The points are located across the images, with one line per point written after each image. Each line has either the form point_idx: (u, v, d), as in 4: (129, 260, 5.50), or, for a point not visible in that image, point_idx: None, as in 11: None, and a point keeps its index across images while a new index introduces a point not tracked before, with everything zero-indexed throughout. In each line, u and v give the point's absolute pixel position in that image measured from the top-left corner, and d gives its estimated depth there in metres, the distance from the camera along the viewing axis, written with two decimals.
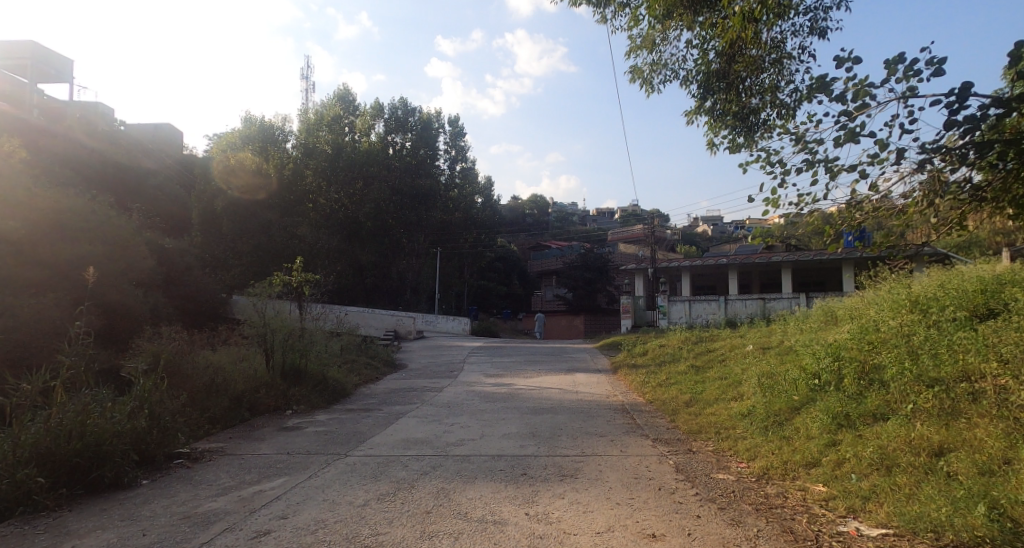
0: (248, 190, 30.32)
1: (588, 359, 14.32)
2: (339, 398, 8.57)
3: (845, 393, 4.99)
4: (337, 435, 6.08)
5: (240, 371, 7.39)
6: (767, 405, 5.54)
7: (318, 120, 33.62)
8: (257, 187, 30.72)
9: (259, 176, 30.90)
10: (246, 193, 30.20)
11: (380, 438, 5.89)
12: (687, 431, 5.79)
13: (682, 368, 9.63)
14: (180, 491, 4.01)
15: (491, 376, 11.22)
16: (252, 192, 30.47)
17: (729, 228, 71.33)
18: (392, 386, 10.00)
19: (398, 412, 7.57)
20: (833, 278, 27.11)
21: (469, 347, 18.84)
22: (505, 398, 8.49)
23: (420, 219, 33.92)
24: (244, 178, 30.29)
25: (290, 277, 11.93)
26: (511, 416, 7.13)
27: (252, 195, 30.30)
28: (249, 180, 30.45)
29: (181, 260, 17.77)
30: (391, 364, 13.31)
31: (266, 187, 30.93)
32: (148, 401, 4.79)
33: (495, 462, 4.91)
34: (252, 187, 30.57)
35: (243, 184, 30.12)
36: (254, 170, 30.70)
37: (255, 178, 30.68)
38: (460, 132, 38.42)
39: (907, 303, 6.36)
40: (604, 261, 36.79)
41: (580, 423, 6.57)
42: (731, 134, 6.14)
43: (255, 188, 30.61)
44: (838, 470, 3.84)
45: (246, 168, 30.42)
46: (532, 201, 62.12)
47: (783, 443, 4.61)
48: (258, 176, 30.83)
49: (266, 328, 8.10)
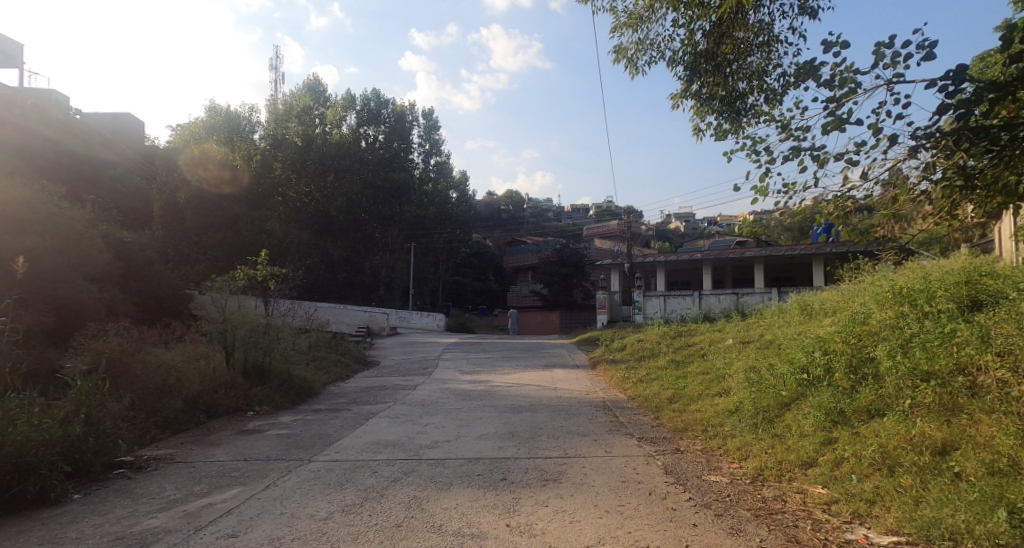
0: (216, 183, 29.35)
1: (565, 355, 14.10)
2: (306, 397, 8.12)
3: (837, 389, 4.78)
4: (302, 438, 5.66)
5: (196, 370, 6.87)
6: (755, 401, 5.35)
7: (287, 111, 32.65)
8: (230, 180, 29.65)
9: (230, 171, 29.58)
10: (216, 187, 29.30)
11: (347, 441, 5.49)
12: (673, 429, 5.56)
13: (663, 363, 9.47)
14: (117, 507, 3.57)
15: (467, 373, 10.88)
16: (221, 184, 29.46)
17: (701, 225, 72.27)
18: (363, 385, 9.56)
19: (369, 412, 7.17)
20: (804, 273, 27.49)
21: (444, 344, 18.48)
22: (482, 396, 8.15)
23: (393, 213, 32.86)
24: (214, 171, 29.27)
25: (255, 270, 11.35)
26: (488, 415, 6.80)
27: (222, 187, 29.45)
28: (219, 174, 29.39)
29: (141, 253, 16.93)
30: (363, 361, 12.86)
31: (237, 179, 29.70)
32: (86, 404, 4.33)
33: (472, 465, 4.57)
34: (224, 180, 29.56)
35: (214, 177, 29.26)
36: (225, 166, 29.40)
37: (225, 172, 29.48)
38: (435, 126, 37.91)
39: (892, 294, 6.23)
40: (580, 256, 36.71)
41: (561, 421, 6.29)
42: (718, 121, 5.88)
43: (226, 180, 29.55)
44: (837, 471, 3.62)
45: (215, 161, 29.25)
46: (507, 197, 61.93)
47: (774, 441, 4.40)
48: (227, 170, 29.54)
49: (226, 324, 7.45)
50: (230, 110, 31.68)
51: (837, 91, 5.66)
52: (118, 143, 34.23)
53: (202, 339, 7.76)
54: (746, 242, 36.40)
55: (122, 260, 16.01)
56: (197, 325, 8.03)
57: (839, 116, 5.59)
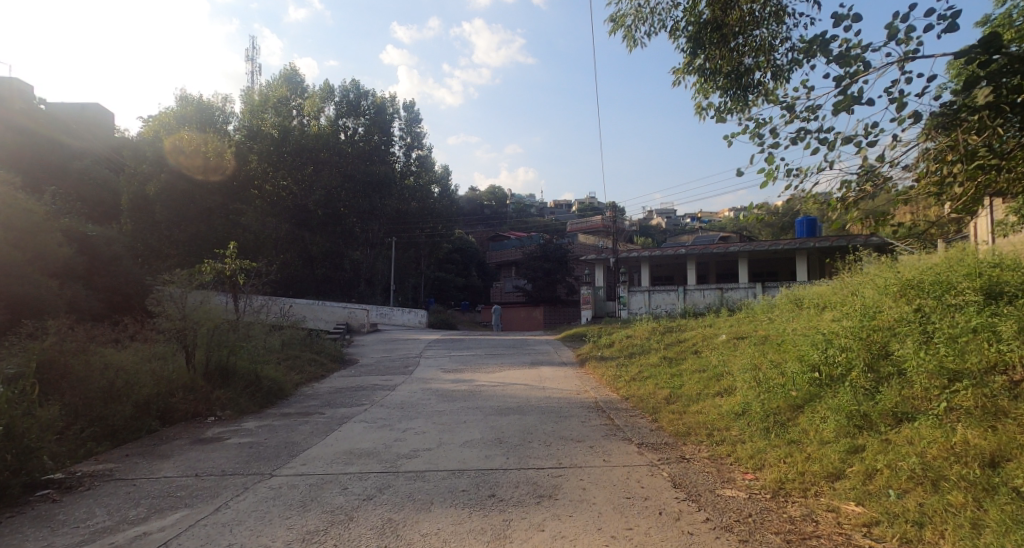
0: (208, 173, 28.16)
1: (552, 351, 13.65)
2: (275, 400, 7.52)
3: (856, 389, 4.37)
4: (264, 448, 5.08)
5: (150, 371, 6.21)
6: (764, 403, 4.93)
7: (263, 102, 31.67)
8: (216, 170, 28.31)
9: (210, 158, 28.23)
10: (201, 173, 27.94)
11: (317, 450, 4.94)
12: (673, 433, 5.11)
13: (654, 359, 9.09)
14: (28, 540, 2.98)
15: (450, 371, 10.36)
16: (210, 174, 28.21)
17: (683, 221, 72.55)
18: (338, 386, 8.98)
19: (343, 416, 6.59)
20: (786, 268, 27.50)
21: (426, 341, 17.91)
22: (466, 397, 7.63)
23: (374, 208, 32.29)
24: (193, 159, 27.72)
25: (223, 265, 10.68)
26: (472, 418, 6.28)
27: (207, 173, 28.07)
28: (202, 161, 28.02)
29: (108, 248, 16.02)
30: (340, 360, 12.26)
31: (222, 167, 28.49)
32: (6, 414, 3.69)
33: (455, 479, 4.06)
34: (209, 168, 28.15)
35: (194, 165, 27.73)
36: (207, 152, 28.07)
37: (208, 160, 28.17)
38: (416, 118, 37.27)
39: (902, 287, 5.88)
40: (564, 252, 36.30)
41: (552, 425, 5.81)
42: (723, 98, 5.44)
43: (208, 168, 28.13)
44: (871, 485, 3.19)
45: (196, 147, 27.74)
46: (489, 193, 61.37)
47: (792, 449, 3.96)
48: (210, 158, 28.20)
49: (186, 322, 6.74)
50: (202, 100, 30.64)
51: (847, 70, 5.41)
52: (85, 134, 32.71)
53: (157, 338, 7.07)
54: (729, 237, 36.43)
55: (86, 256, 15.13)
56: (151, 322, 7.30)
57: (850, 96, 5.35)
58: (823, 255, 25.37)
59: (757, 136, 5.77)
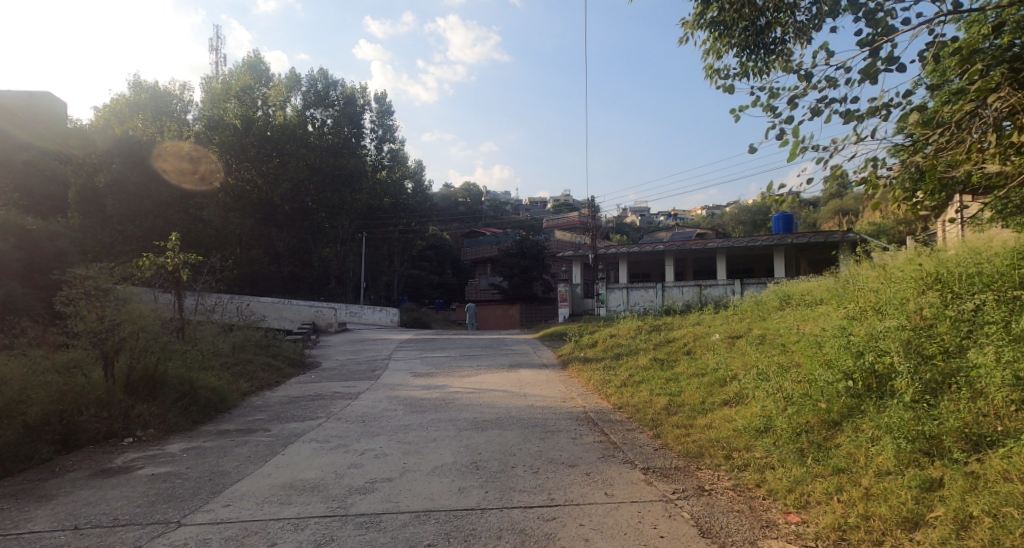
0: (185, 180, 26.35)
1: (530, 352, 12.82)
2: (214, 413, 6.46)
3: (909, 402, 3.59)
4: (183, 480, 4.05)
5: (52, 382, 5.10)
6: (791, 418, 4.17)
7: (225, 90, 30.06)
8: (196, 176, 26.80)
9: (190, 163, 26.70)
10: (178, 179, 26.05)
11: (249, 484, 3.94)
12: (683, 454, 4.31)
13: (645, 362, 8.29)
14: None
15: (420, 376, 9.41)
16: (185, 178, 26.35)
17: (657, 219, 72.92)
18: (293, 394, 7.93)
19: (291, 433, 5.61)
20: (763, 265, 27.31)
21: (397, 341, 16.83)
22: (436, 408, 6.71)
23: (344, 202, 30.96)
24: (174, 162, 26.13)
25: (166, 259, 9.54)
26: (444, 435, 5.37)
27: (183, 178, 26.22)
28: (180, 166, 26.24)
29: (50, 243, 14.62)
30: (300, 364, 11.16)
31: (201, 173, 27.05)
32: None
33: (418, 527, 3.14)
34: (186, 173, 26.45)
35: (175, 169, 26.10)
36: (188, 157, 26.45)
37: (186, 164, 26.43)
38: (389, 110, 36.24)
39: (934, 282, 5.21)
40: (540, 248, 35.10)
41: (537, 443, 4.94)
42: (741, 59, 4.76)
43: (188, 174, 26.49)
44: (969, 537, 2.38)
45: (177, 155, 26.23)
46: (464, 189, 60.59)
47: (842, 480, 3.18)
48: (186, 161, 26.51)
49: (103, 322, 5.58)
50: (157, 87, 29.10)
51: (873, 32, 4.72)
52: (28, 121, 30.22)
53: (68, 344, 5.91)
54: (705, 234, 36.15)
55: (25, 249, 13.70)
56: (63, 323, 6.11)
57: (881, 59, 4.70)
58: (800, 251, 25.17)
59: (770, 108, 5.21)
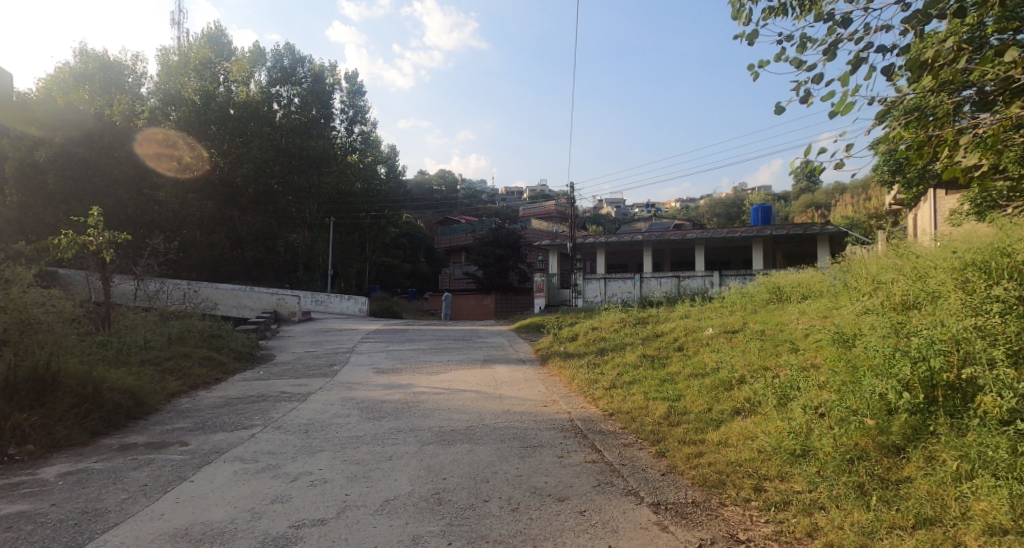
0: (162, 166, 24.83)
1: (505, 345, 11.92)
2: (124, 423, 5.33)
3: (1002, 428, 2.74)
4: (38, 525, 3.00)
5: None
6: (835, 440, 3.32)
7: (183, 64, 28.21)
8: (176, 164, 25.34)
9: (168, 150, 25.19)
10: (154, 163, 24.54)
11: (127, 532, 2.91)
12: (700, 482, 3.43)
13: (633, 359, 7.43)
14: None
15: (383, 373, 8.40)
16: (165, 164, 24.91)
17: (631, 211, 72.70)
18: (232, 396, 6.83)
19: (214, 449, 4.56)
20: (739, 256, 26.92)
21: (363, 332, 15.71)
22: (395, 414, 5.72)
23: (311, 184, 29.40)
24: (154, 151, 24.72)
25: (89, 238, 8.24)
26: (402, 452, 4.38)
27: (161, 164, 24.78)
28: (157, 151, 24.76)
29: None
30: (251, 358, 10.01)
31: (181, 161, 25.56)
32: None
33: None
34: (167, 161, 25.03)
35: (156, 157, 24.70)
36: (166, 143, 25.00)
37: (165, 150, 25.00)
38: (360, 90, 34.71)
39: (992, 271, 4.36)
40: (516, 237, 34.07)
41: (516, 464, 3.98)
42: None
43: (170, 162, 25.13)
44: None
45: (156, 140, 24.73)
46: (439, 176, 59.42)
47: (938, 536, 2.32)
48: (166, 147, 25.11)
49: None
50: (107, 57, 27.07)
51: None
52: None
53: None
54: (682, 225, 35.75)
55: None
56: None
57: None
58: (776, 244, 24.81)
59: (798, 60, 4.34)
